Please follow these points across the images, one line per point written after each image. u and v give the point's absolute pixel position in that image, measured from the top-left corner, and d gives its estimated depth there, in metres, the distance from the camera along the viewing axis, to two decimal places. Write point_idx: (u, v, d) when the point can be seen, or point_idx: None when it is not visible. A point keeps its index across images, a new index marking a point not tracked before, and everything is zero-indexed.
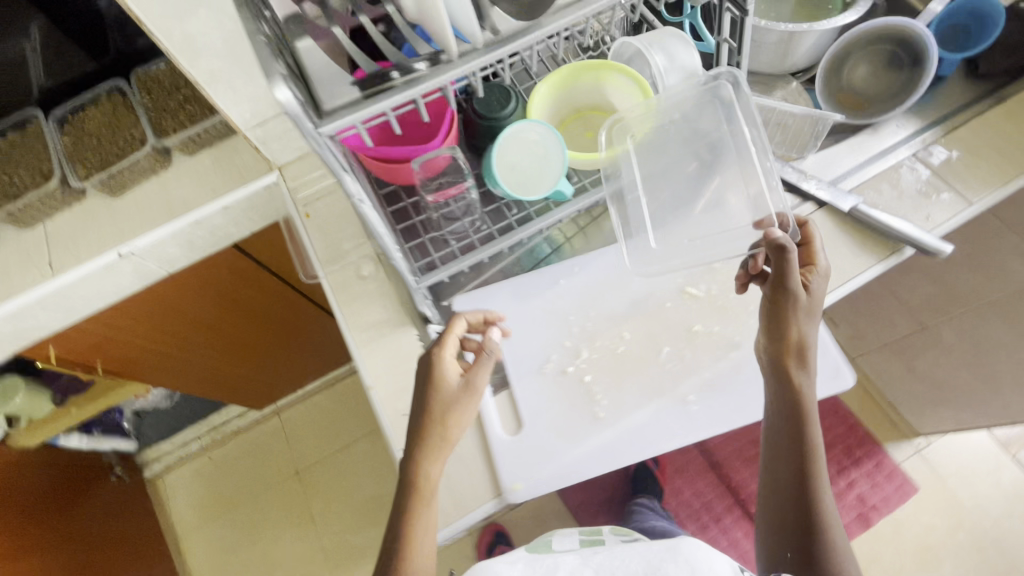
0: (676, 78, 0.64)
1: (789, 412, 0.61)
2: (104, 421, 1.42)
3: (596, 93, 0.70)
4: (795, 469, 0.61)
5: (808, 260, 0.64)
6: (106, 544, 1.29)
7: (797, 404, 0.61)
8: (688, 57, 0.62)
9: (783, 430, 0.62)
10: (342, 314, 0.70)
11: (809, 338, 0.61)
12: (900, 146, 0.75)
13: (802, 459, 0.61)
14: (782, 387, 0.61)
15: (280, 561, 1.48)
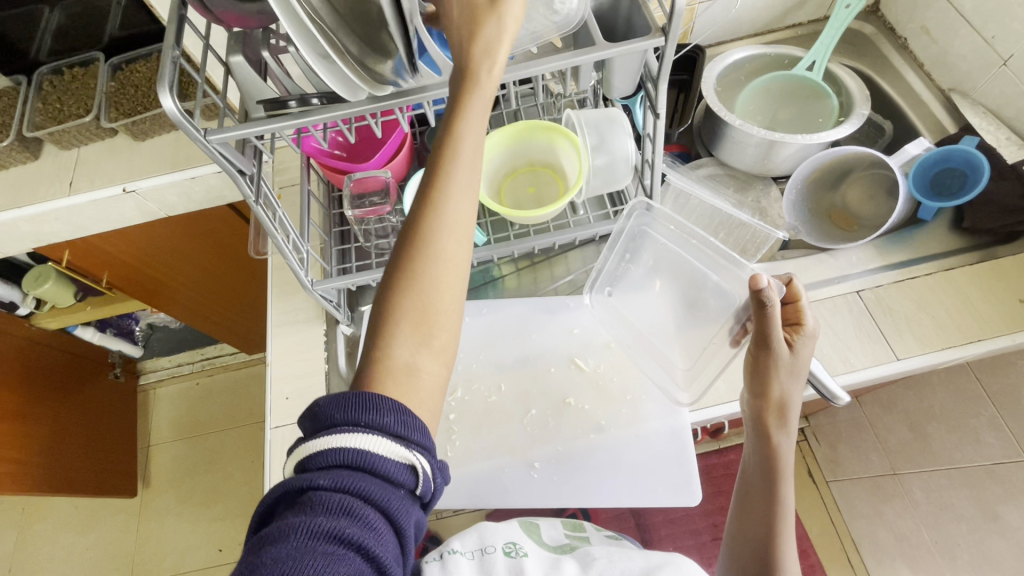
0: (605, 159, 0.64)
1: (759, 452, 0.56)
2: (119, 324, 1.58)
3: (543, 156, 0.71)
4: (760, 517, 0.55)
5: (795, 318, 0.56)
6: (82, 432, 1.45)
7: (766, 451, 0.55)
8: (622, 143, 0.63)
9: (753, 469, 0.56)
10: (270, 291, 0.77)
11: (793, 398, 0.55)
12: (851, 279, 0.71)
13: (767, 507, 0.54)
14: (760, 444, 0.55)
15: (221, 496, 1.55)
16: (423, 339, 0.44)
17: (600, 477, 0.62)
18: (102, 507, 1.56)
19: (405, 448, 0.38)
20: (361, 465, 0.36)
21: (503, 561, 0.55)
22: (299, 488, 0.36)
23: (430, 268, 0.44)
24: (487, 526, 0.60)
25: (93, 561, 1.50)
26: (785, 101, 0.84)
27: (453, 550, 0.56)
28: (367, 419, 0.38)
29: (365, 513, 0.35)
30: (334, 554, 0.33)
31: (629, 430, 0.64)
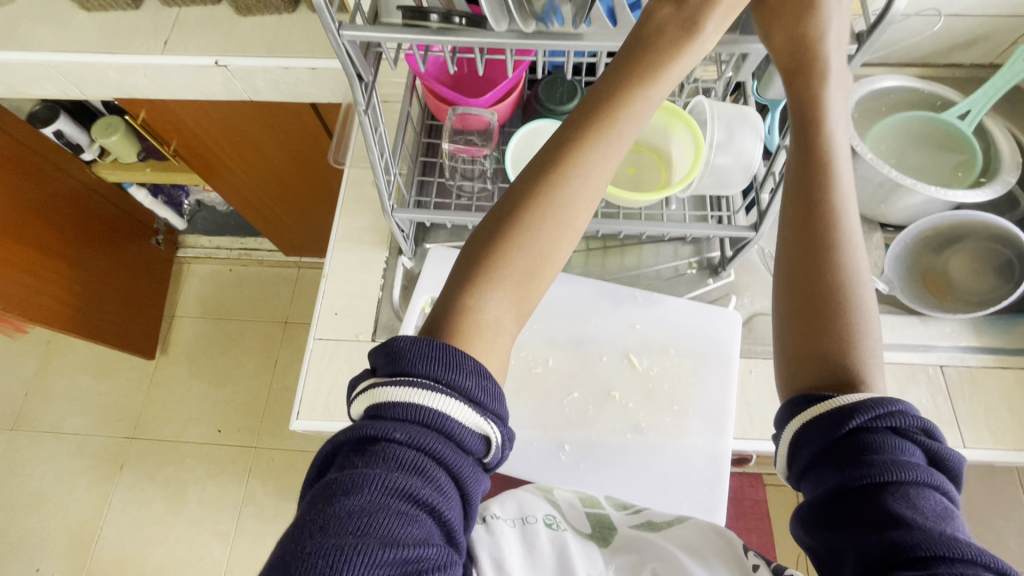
0: (726, 159, 0.60)
1: (827, 221, 0.44)
2: (169, 193, 1.60)
3: (662, 136, 0.65)
4: (829, 308, 0.41)
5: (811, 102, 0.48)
6: (116, 287, 1.49)
7: (834, 219, 0.44)
8: (750, 147, 0.59)
9: (804, 248, 0.44)
10: (341, 205, 0.76)
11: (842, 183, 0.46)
12: (936, 351, 0.67)
13: (839, 295, 0.42)
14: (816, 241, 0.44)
15: (232, 381, 1.60)
16: (516, 301, 0.42)
17: (628, 477, 0.61)
18: (120, 361, 1.62)
19: (481, 417, 0.37)
20: (439, 429, 0.35)
21: (545, 532, 0.53)
22: (373, 439, 0.34)
23: (543, 228, 0.42)
24: (523, 495, 0.57)
25: (103, 407, 1.57)
26: (923, 143, 0.77)
27: (496, 515, 0.54)
28: (447, 379, 0.36)
29: (438, 478, 0.34)
30: (406, 513, 0.32)
31: (667, 440, 0.62)
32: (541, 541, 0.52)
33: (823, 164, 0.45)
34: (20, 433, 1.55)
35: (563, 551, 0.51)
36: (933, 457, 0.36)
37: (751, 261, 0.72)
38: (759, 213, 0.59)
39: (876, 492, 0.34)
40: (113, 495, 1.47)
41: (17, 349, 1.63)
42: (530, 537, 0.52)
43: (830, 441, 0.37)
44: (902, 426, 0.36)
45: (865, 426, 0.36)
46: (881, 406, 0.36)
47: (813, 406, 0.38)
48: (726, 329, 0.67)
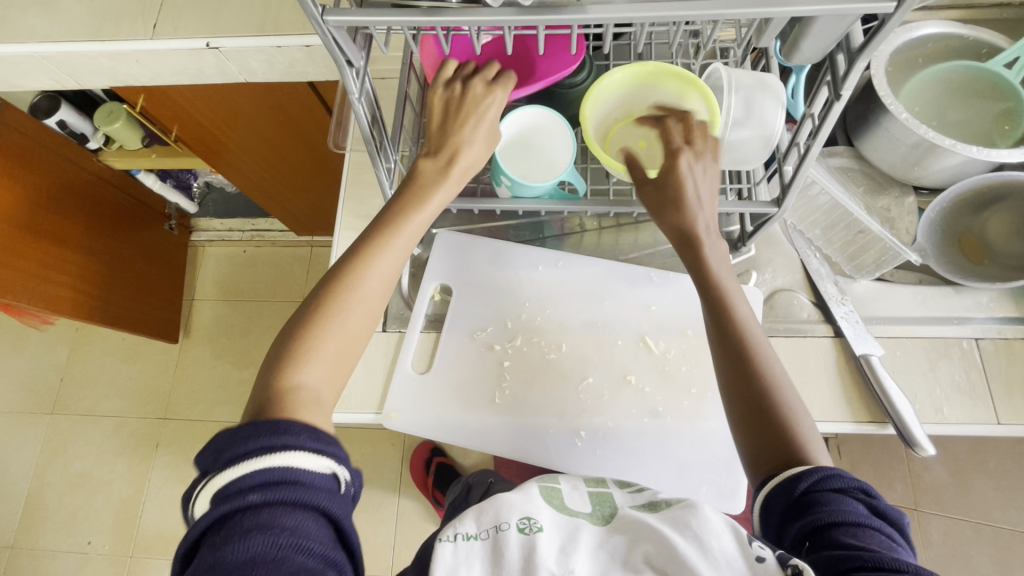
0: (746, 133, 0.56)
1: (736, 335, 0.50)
2: (179, 177, 1.58)
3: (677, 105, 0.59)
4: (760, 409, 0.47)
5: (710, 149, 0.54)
6: (133, 272, 1.50)
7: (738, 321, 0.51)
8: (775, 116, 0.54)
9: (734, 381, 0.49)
10: (344, 191, 0.73)
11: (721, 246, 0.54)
12: (970, 322, 0.64)
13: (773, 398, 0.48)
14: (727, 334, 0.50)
15: (254, 360, 1.64)
16: (332, 375, 0.48)
17: (646, 462, 0.61)
18: (146, 345, 1.66)
19: (324, 458, 0.41)
20: (288, 479, 0.38)
21: (515, 539, 0.47)
22: (227, 510, 0.37)
23: (324, 349, 0.48)
24: (501, 500, 0.51)
25: (134, 390, 1.63)
26: (962, 95, 0.71)
27: (468, 534, 0.48)
28: (282, 441, 0.40)
29: (300, 520, 0.37)
30: (273, 564, 0.35)
31: (685, 423, 0.62)
32: (510, 551, 0.46)
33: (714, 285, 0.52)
34: (59, 417, 1.61)
35: (531, 558, 0.45)
36: (879, 509, 0.41)
37: (773, 235, 0.69)
38: (781, 187, 0.55)
39: (829, 537, 0.39)
40: (152, 473, 1.54)
41: (47, 337, 1.68)
42: (500, 549, 0.47)
43: (789, 502, 0.42)
44: (843, 485, 0.41)
45: (813, 488, 0.42)
46: (813, 472, 0.42)
47: (774, 479, 0.44)
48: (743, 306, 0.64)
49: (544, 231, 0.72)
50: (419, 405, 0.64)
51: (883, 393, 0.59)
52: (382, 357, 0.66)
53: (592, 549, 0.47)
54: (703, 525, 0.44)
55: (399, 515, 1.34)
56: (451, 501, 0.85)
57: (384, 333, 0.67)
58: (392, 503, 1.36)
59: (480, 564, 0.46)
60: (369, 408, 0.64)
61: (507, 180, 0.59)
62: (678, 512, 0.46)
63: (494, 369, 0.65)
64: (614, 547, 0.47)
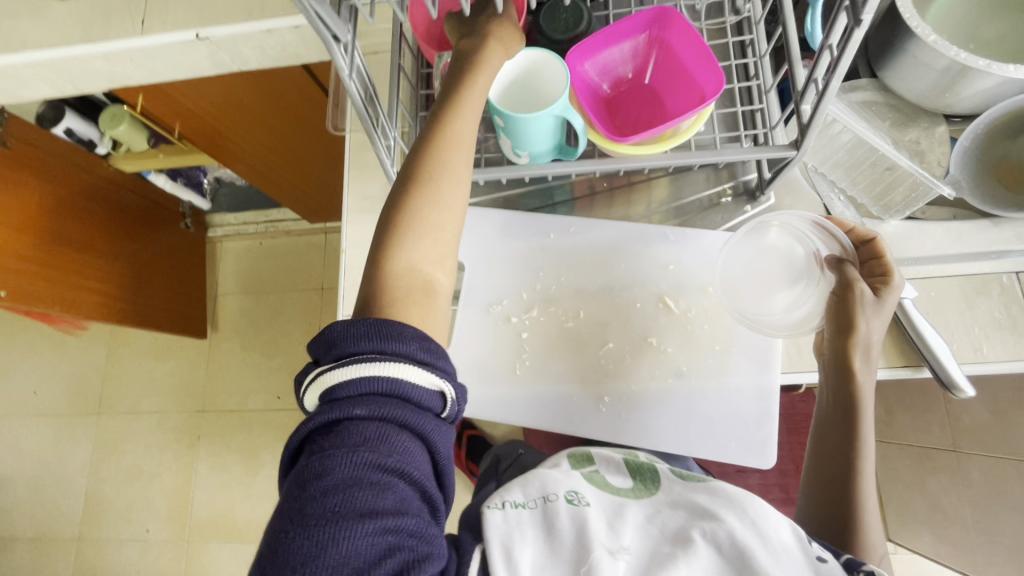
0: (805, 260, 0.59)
1: (857, 434, 0.52)
2: (188, 175, 1.58)
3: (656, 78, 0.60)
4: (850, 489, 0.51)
5: (849, 322, 0.52)
6: (155, 274, 1.53)
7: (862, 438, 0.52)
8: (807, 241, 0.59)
9: (832, 465, 0.53)
10: (349, 173, 0.72)
11: (875, 340, 0.53)
12: (1010, 255, 0.60)
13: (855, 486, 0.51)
14: (844, 432, 0.53)
15: (282, 349, 1.67)
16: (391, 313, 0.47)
17: (673, 423, 0.60)
18: (178, 343, 1.71)
19: (433, 373, 0.41)
20: (397, 395, 0.39)
21: (564, 510, 0.45)
22: (337, 417, 0.39)
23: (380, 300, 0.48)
24: (544, 474, 0.50)
25: (171, 386, 1.69)
26: (996, 11, 0.65)
27: (516, 502, 0.47)
28: (394, 351, 0.40)
29: (406, 442, 0.39)
30: (376, 482, 0.37)
31: (711, 381, 0.60)
32: (561, 520, 0.45)
33: (852, 393, 0.53)
34: (105, 416, 1.69)
35: (583, 531, 0.44)
36: None
37: (793, 180, 0.66)
38: (800, 128, 0.52)
39: None
40: (197, 463, 1.61)
41: (84, 342, 1.74)
42: (551, 518, 0.45)
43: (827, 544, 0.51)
44: None
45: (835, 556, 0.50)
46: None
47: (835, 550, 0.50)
48: (762, 266, 0.61)
49: (553, 197, 0.70)
50: None
51: (918, 337, 0.56)
52: None
53: (640, 525, 0.46)
54: (761, 514, 0.43)
55: None
56: (482, 478, 0.86)
57: None
58: None
59: (532, 531, 0.44)
60: None
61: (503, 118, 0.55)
62: (732, 494, 0.46)
63: (513, 341, 0.64)
64: (665, 521, 0.46)
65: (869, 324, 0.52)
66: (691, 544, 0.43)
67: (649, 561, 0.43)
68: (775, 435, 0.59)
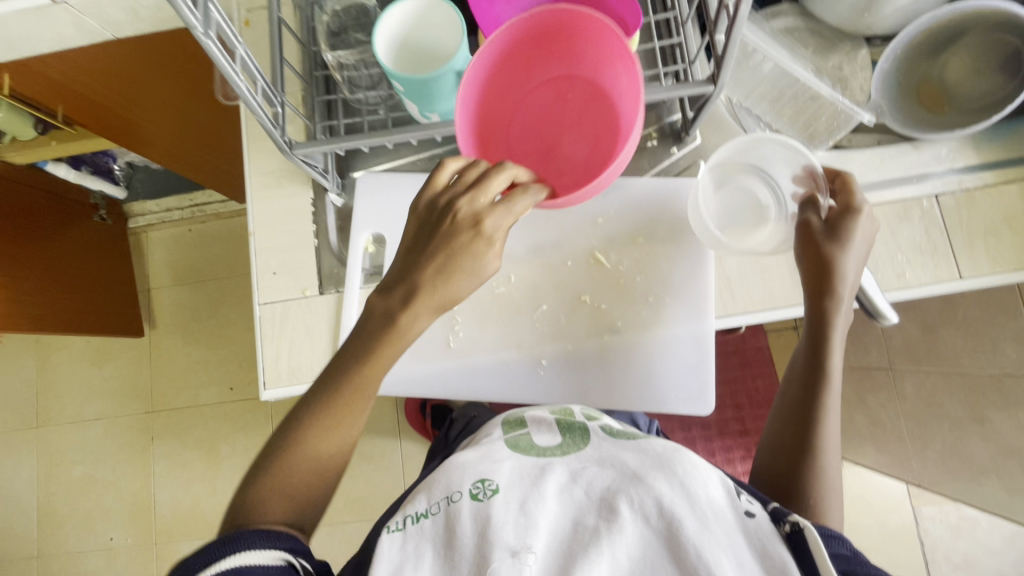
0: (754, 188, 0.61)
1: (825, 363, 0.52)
2: (94, 162, 1.44)
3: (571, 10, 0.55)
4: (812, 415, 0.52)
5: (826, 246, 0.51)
6: (71, 276, 1.41)
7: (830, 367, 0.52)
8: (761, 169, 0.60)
9: (799, 392, 0.53)
10: (248, 148, 0.65)
11: (852, 271, 0.52)
12: (930, 178, 0.60)
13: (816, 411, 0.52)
14: (812, 358, 0.53)
15: (227, 338, 1.59)
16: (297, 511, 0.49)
17: (612, 379, 0.59)
18: (114, 344, 1.61)
19: (276, 550, 0.43)
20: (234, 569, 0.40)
21: (469, 508, 0.43)
22: None
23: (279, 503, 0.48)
24: (452, 470, 0.48)
25: (114, 390, 1.60)
26: None
27: (419, 514, 0.45)
28: (225, 542, 0.42)
29: None
30: None
31: (647, 333, 0.59)
32: (463, 522, 0.43)
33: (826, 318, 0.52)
34: (46, 428, 1.59)
35: (485, 528, 0.42)
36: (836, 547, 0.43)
37: (720, 117, 0.63)
38: (716, 61, 0.49)
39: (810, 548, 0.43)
40: (154, 466, 1.55)
41: (9, 353, 1.62)
42: (453, 523, 0.43)
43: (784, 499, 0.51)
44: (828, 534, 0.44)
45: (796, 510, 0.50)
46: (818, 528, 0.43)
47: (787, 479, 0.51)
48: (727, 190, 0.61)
49: None
50: None
51: None
52: (325, 321, 0.62)
53: (563, 489, 0.44)
54: (690, 474, 0.43)
55: (404, 459, 1.39)
56: (435, 446, 0.84)
57: (323, 297, 0.63)
58: (395, 450, 1.40)
59: (432, 546, 0.43)
60: (324, 375, 0.61)
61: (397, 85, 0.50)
62: (661, 454, 0.45)
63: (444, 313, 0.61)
64: (589, 483, 0.45)
65: (848, 252, 0.51)
66: (616, 518, 0.41)
67: (569, 539, 0.41)
68: (714, 381, 0.59)
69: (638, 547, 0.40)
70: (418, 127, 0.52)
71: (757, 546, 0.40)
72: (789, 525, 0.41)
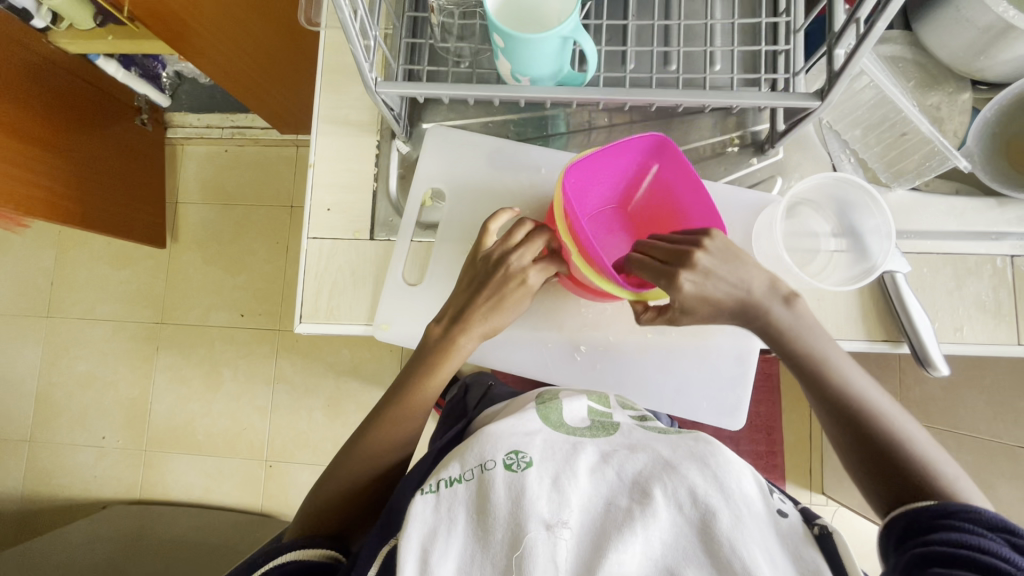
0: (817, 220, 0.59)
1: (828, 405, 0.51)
2: (144, 65, 1.42)
3: None
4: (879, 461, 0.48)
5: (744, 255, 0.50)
6: (105, 175, 1.41)
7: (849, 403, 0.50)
8: (830, 202, 0.58)
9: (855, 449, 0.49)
10: (321, 79, 0.64)
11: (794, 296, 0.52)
12: (1008, 238, 0.59)
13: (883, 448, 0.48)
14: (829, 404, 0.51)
15: (245, 265, 1.59)
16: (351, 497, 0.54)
17: (647, 378, 0.59)
18: (134, 250, 1.61)
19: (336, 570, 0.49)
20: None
21: (502, 478, 0.43)
22: None
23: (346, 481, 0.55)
24: (487, 436, 0.47)
25: (128, 294, 1.61)
26: None
27: (451, 478, 0.45)
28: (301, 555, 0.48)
29: None
30: None
31: (691, 339, 0.59)
32: (497, 491, 0.42)
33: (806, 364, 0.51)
34: (56, 320, 1.61)
35: (520, 499, 0.41)
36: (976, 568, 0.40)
37: (806, 136, 0.62)
38: (828, 77, 0.47)
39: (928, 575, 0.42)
40: (155, 376, 1.57)
41: (31, 240, 1.62)
42: (486, 490, 0.43)
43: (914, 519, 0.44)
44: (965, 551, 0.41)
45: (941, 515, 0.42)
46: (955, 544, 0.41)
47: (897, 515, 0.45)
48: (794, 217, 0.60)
49: (547, 127, 0.64)
50: (414, 316, 0.61)
51: (903, 312, 0.55)
52: (371, 267, 0.62)
53: (594, 469, 0.45)
54: (722, 467, 0.43)
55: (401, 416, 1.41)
56: (447, 413, 0.84)
57: (373, 242, 0.62)
58: None
59: (464, 509, 0.43)
60: (361, 319, 0.61)
61: (498, 38, 0.48)
62: (696, 447, 0.45)
63: None
64: (622, 466, 0.45)
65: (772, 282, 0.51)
66: (650, 502, 0.41)
67: (601, 520, 0.41)
68: (749, 399, 0.59)
69: (671, 533, 0.40)
70: (510, 87, 0.50)
71: (790, 544, 0.40)
72: (817, 528, 0.42)
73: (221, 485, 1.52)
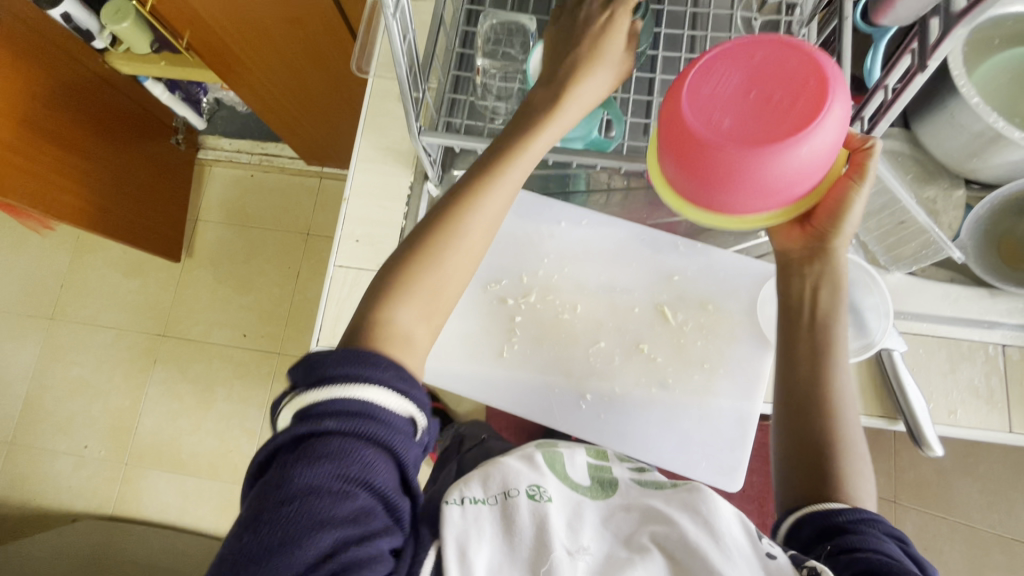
0: None
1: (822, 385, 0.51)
2: (187, 90, 1.50)
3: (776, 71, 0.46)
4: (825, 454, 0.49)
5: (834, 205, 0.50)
6: (132, 187, 1.45)
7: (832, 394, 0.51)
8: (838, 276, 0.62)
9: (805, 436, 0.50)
10: (365, 122, 0.69)
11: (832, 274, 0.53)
12: (998, 328, 0.62)
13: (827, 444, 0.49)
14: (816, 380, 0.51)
15: (255, 286, 1.61)
16: None
17: (648, 432, 0.60)
18: (147, 261, 1.64)
19: (409, 401, 0.40)
20: (368, 415, 0.38)
21: (526, 505, 0.44)
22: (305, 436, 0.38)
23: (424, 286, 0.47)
24: (507, 465, 0.49)
25: (135, 304, 1.62)
26: None
27: (475, 499, 0.45)
28: (369, 375, 0.39)
29: (372, 457, 0.38)
30: (338, 492, 0.37)
31: (693, 398, 0.61)
32: (521, 516, 0.44)
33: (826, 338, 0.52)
34: (59, 324, 1.61)
35: (544, 527, 0.43)
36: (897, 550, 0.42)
37: None
38: None
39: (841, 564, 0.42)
40: (149, 388, 1.56)
41: (48, 244, 1.66)
42: (511, 513, 0.44)
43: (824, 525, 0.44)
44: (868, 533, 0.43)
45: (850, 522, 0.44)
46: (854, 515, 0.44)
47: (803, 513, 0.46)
48: None
49: (569, 185, 0.69)
50: None
51: (900, 390, 0.57)
52: None
53: (598, 526, 0.46)
54: (713, 512, 0.43)
55: None
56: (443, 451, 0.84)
57: None
58: None
59: (491, 528, 0.43)
60: None
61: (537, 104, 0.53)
62: (688, 495, 0.46)
63: (503, 321, 0.63)
64: (618, 528, 0.46)
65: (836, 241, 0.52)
66: (648, 553, 0.42)
67: (604, 564, 0.42)
68: (747, 462, 0.60)
69: None
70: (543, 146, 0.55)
71: None
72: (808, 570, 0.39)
73: (198, 507, 1.48)
